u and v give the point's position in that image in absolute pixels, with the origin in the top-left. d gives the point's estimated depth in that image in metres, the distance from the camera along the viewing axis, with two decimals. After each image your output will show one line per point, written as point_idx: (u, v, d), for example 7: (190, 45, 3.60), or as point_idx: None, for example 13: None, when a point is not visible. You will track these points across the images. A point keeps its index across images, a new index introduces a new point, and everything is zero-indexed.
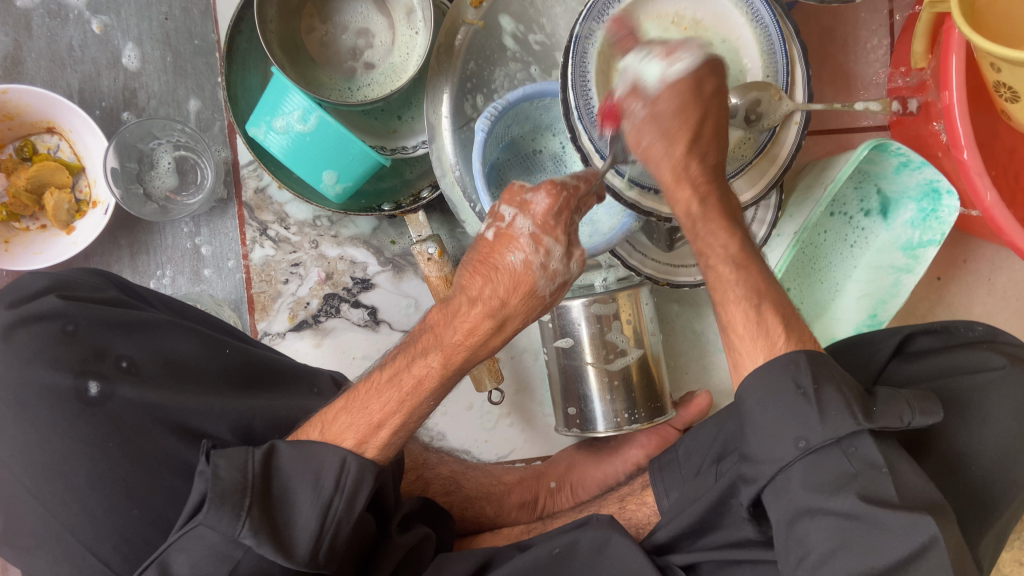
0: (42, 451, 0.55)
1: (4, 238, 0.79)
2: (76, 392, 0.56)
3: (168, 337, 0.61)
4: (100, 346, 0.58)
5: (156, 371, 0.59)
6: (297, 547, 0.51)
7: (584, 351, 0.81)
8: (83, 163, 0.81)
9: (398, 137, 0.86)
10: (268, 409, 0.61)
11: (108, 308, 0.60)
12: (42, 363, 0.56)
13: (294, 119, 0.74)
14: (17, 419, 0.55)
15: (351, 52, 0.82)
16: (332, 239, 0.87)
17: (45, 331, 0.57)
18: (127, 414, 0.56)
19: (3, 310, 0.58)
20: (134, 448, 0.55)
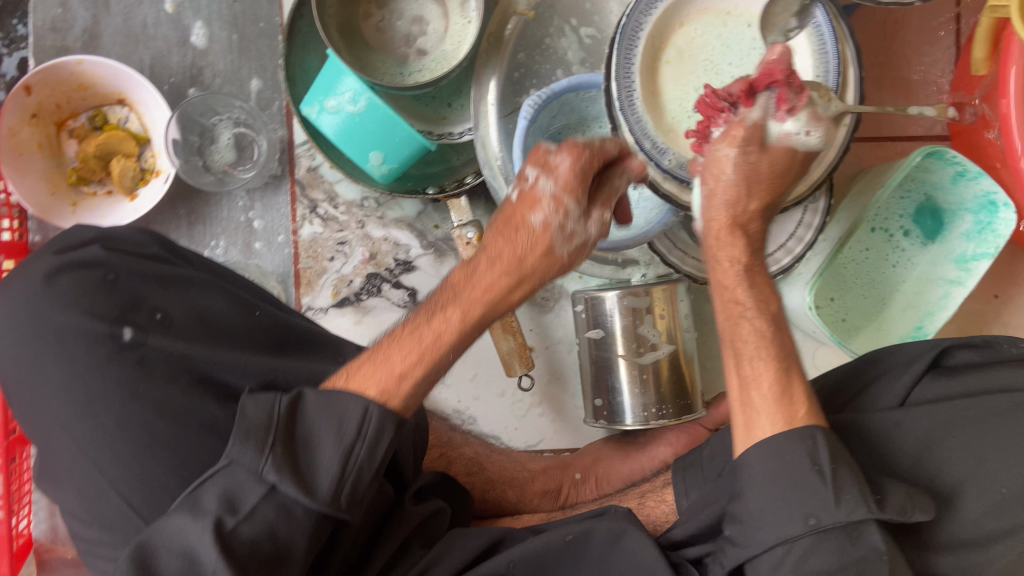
0: (77, 390, 0.58)
1: (72, 200, 0.84)
2: (111, 336, 0.59)
3: (200, 294, 0.64)
4: (138, 297, 0.62)
5: (188, 326, 0.62)
6: (318, 488, 0.50)
7: (614, 343, 0.82)
8: (149, 134, 0.86)
9: (447, 124, 0.87)
10: (290, 370, 0.63)
11: (147, 263, 0.64)
12: (82, 307, 0.60)
13: (346, 100, 0.77)
14: (54, 357, 0.59)
15: (405, 38, 0.85)
16: (379, 220, 0.89)
17: (87, 277, 0.61)
18: (161, 360, 0.59)
19: (50, 256, 0.62)
20: (158, 397, 0.58)
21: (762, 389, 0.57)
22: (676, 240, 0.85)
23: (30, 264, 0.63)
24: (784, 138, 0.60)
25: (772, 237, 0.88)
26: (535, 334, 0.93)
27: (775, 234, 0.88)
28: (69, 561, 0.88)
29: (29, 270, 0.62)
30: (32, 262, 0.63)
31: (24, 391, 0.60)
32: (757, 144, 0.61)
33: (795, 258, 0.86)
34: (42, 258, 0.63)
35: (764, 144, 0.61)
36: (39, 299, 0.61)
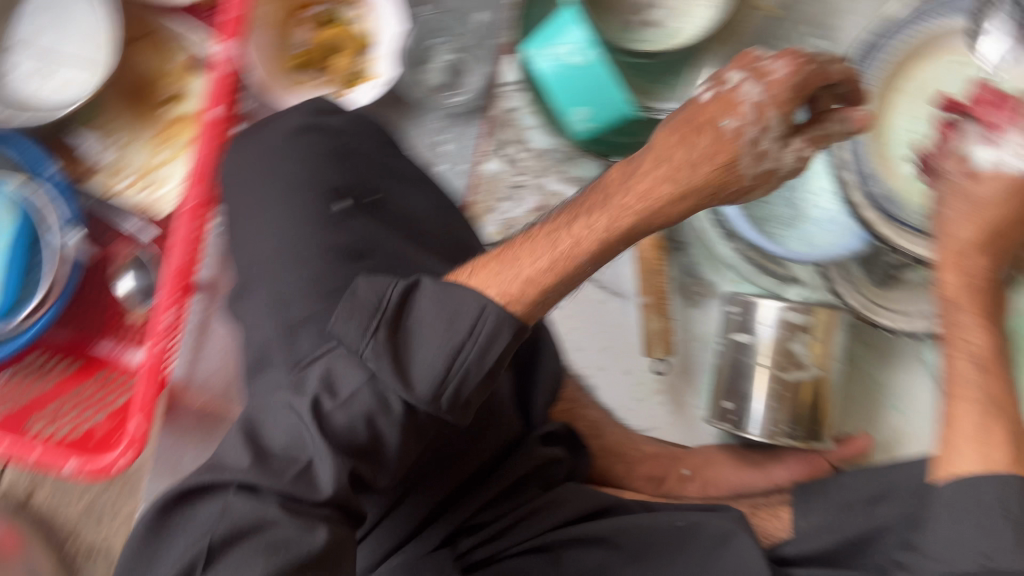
0: (282, 236, 0.62)
1: (290, 82, 0.89)
2: (328, 200, 0.63)
3: (411, 193, 0.67)
4: (363, 176, 0.65)
5: (391, 216, 0.65)
6: (417, 382, 0.49)
7: (760, 351, 0.82)
8: (372, 40, 0.89)
9: (652, 99, 0.87)
10: None
11: (376, 150, 0.68)
12: (313, 164, 0.64)
13: (565, 50, 0.82)
14: (273, 200, 0.63)
15: (635, 7, 0.85)
16: (559, 174, 0.91)
17: (327, 141, 0.66)
18: (364, 240, 0.62)
19: (301, 115, 0.67)
20: (346, 270, 0.60)
21: (962, 431, 0.60)
22: (846, 272, 0.84)
23: (282, 116, 0.69)
24: (1000, 164, 0.65)
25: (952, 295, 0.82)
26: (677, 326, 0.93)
27: None
28: (194, 411, 0.94)
29: (282, 118, 0.68)
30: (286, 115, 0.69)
31: (241, 229, 0.65)
32: (972, 172, 0.66)
33: None
34: (292, 115, 0.68)
35: (978, 173, 0.66)
36: (279, 151, 0.65)
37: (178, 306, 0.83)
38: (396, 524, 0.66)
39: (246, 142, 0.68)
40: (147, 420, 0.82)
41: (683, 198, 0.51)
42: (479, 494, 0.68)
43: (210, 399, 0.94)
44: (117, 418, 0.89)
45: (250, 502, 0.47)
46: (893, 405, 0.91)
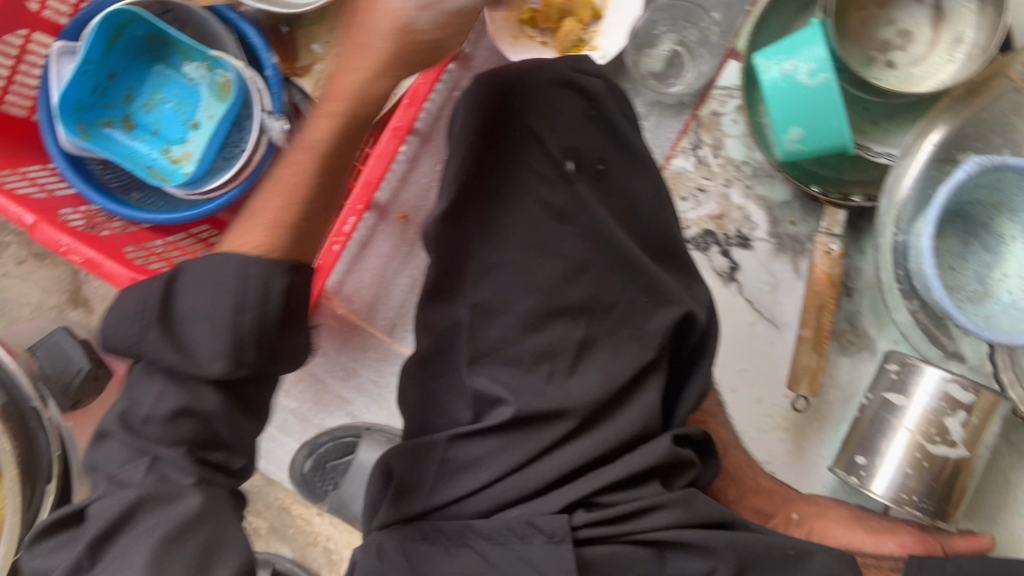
0: (506, 180, 0.65)
1: (514, 34, 0.91)
2: (557, 162, 0.65)
3: (638, 175, 0.66)
4: (596, 143, 0.66)
5: (613, 192, 0.66)
6: (207, 366, 0.52)
7: (908, 416, 0.80)
8: (605, 13, 0.90)
9: (868, 138, 0.87)
10: (658, 282, 0.63)
11: (622, 122, 0.67)
12: (558, 120, 0.66)
13: (804, 71, 0.79)
14: (508, 143, 0.65)
15: (883, 44, 0.85)
16: (744, 188, 0.91)
17: (576, 101, 0.66)
18: (574, 204, 0.64)
19: (564, 65, 0.66)
20: (550, 232, 0.64)
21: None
22: None
23: (539, 63, 0.68)
24: None
25: None
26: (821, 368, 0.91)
27: None
28: (337, 316, 0.97)
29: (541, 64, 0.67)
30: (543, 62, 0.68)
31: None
32: None
33: None
34: (554, 63, 0.67)
35: None
36: (532, 92, 0.66)
37: (360, 215, 0.85)
38: (513, 482, 0.58)
39: (498, 79, 0.69)
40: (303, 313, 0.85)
41: (338, 120, 0.61)
42: (601, 471, 0.59)
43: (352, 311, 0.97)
44: None
45: (172, 403, 0.52)
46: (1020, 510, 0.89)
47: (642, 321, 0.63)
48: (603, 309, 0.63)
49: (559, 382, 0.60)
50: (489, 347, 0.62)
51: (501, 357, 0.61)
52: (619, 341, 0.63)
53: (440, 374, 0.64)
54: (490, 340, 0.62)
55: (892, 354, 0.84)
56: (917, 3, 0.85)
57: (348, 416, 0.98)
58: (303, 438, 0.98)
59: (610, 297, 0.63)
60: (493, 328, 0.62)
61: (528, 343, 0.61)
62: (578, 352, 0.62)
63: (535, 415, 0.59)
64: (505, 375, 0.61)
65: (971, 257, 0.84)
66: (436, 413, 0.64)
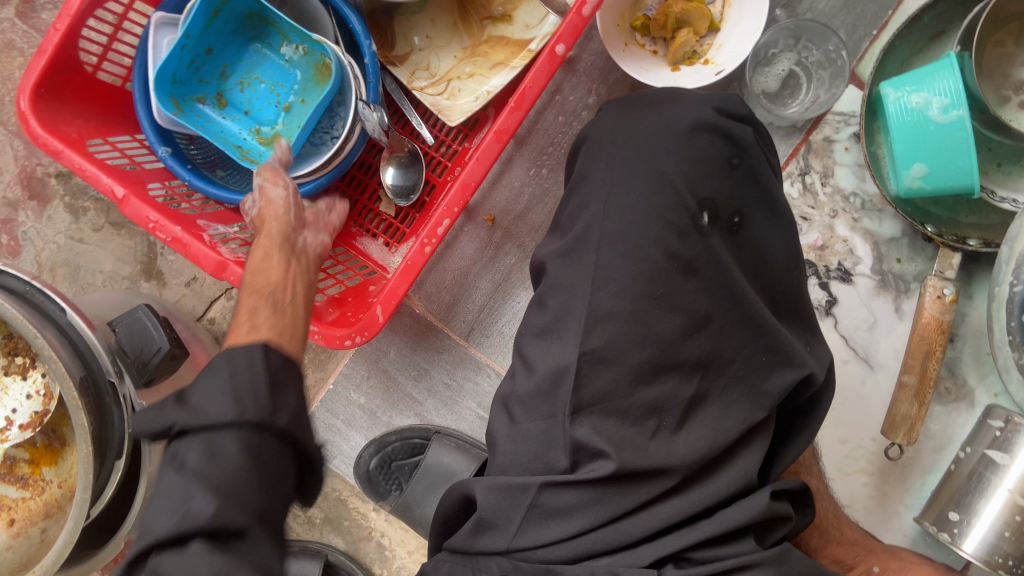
0: (631, 225, 0.61)
1: (626, 41, 0.88)
2: (693, 214, 0.62)
3: (771, 229, 0.65)
4: (734, 194, 0.63)
5: (746, 246, 0.64)
6: (228, 417, 0.47)
7: (1011, 477, 0.76)
8: (722, 26, 0.86)
9: (988, 180, 0.83)
10: (781, 339, 0.63)
11: (763, 174, 0.65)
12: (698, 173, 0.62)
13: (934, 104, 0.75)
14: (639, 189, 0.62)
15: (1019, 84, 0.79)
16: (851, 220, 0.88)
17: (721, 150, 0.63)
18: (704, 256, 0.61)
19: (707, 108, 0.64)
20: (676, 287, 0.61)
21: None
22: None
23: (684, 103, 0.65)
24: None
25: None
26: None
27: None
28: (414, 315, 0.96)
29: (687, 107, 0.65)
30: (688, 102, 0.65)
31: (590, 194, 0.65)
32: None
33: None
34: (697, 104, 0.65)
35: None
36: (673, 138, 0.63)
37: (454, 217, 0.83)
38: (604, 534, 0.59)
39: (633, 112, 0.67)
40: (388, 314, 0.84)
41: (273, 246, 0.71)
42: (695, 526, 0.60)
43: (431, 310, 0.96)
44: (350, 298, 0.91)
45: (201, 456, 0.46)
46: None
47: (756, 379, 0.64)
48: (717, 364, 0.63)
49: (666, 437, 0.61)
50: (595, 397, 0.60)
51: (608, 407, 0.60)
52: (728, 400, 0.63)
53: (537, 418, 0.62)
54: (596, 390, 0.60)
55: (997, 410, 0.81)
56: None
57: (416, 417, 0.96)
58: (369, 435, 0.96)
59: (728, 352, 0.63)
60: (601, 380, 0.60)
61: (638, 397, 0.60)
62: (688, 407, 0.61)
63: (637, 471, 0.58)
64: (611, 426, 0.60)
65: None
66: (531, 458, 0.62)
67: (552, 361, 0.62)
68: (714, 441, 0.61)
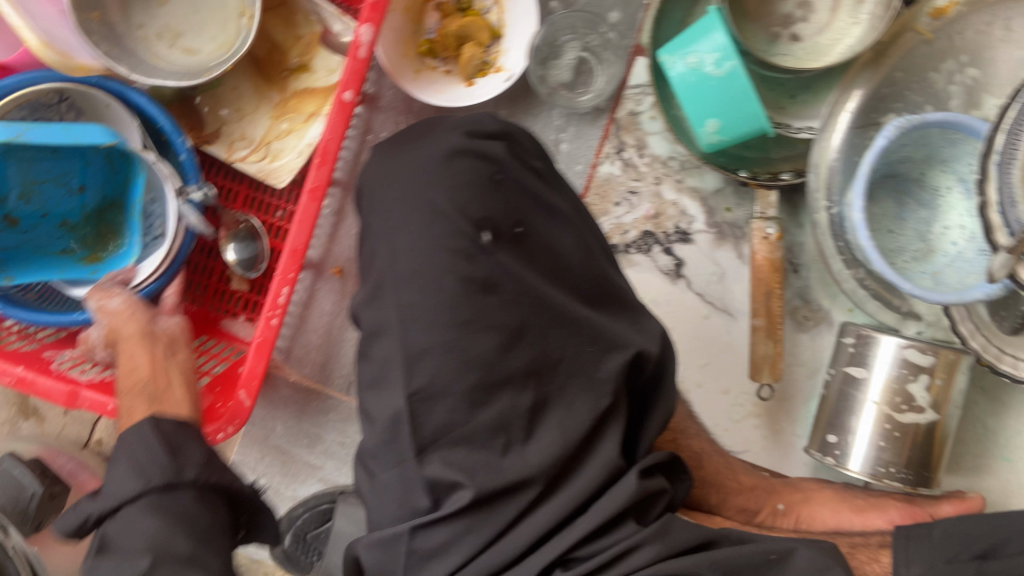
0: (419, 260, 0.61)
1: (416, 68, 0.88)
2: (473, 234, 0.62)
3: (557, 228, 0.66)
4: (511, 206, 0.64)
5: (537, 252, 0.64)
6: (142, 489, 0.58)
7: (873, 388, 0.79)
8: (503, 32, 0.88)
9: (786, 115, 0.86)
10: (598, 328, 0.64)
11: (530, 182, 0.66)
12: (466, 195, 0.63)
13: (709, 61, 0.78)
14: (417, 224, 0.62)
15: (784, 18, 0.82)
16: (675, 183, 0.90)
17: (481, 168, 0.64)
18: (498, 272, 0.61)
19: (459, 134, 0.65)
20: (481, 306, 0.60)
21: None
22: (974, 315, 0.82)
23: (434, 134, 0.67)
24: None
25: None
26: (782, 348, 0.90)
27: None
28: (290, 383, 0.96)
29: (436, 138, 0.66)
30: (436, 132, 0.67)
31: (377, 240, 0.65)
32: None
33: None
34: (450, 133, 0.66)
35: None
36: (430, 169, 0.64)
37: (293, 283, 0.82)
38: (488, 557, 0.59)
39: (397, 155, 0.67)
40: (253, 396, 0.83)
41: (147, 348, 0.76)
42: (573, 525, 0.61)
43: (306, 374, 0.95)
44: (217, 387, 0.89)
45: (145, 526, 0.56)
46: (1001, 454, 0.89)
47: (591, 371, 0.63)
48: (547, 369, 0.62)
49: (517, 453, 0.60)
50: (435, 433, 0.59)
51: (452, 439, 0.59)
52: (571, 400, 0.62)
53: (391, 466, 0.61)
54: (434, 425, 0.59)
55: (847, 327, 0.83)
56: None
57: (321, 481, 0.96)
58: (278, 513, 0.96)
59: (555, 355, 0.62)
60: (437, 414, 0.59)
61: (478, 421, 0.59)
62: (531, 418, 0.60)
63: (495, 492, 0.58)
64: (460, 457, 0.59)
65: (909, 216, 0.82)
66: (397, 506, 0.61)
67: (387, 409, 0.61)
68: (566, 442, 0.61)
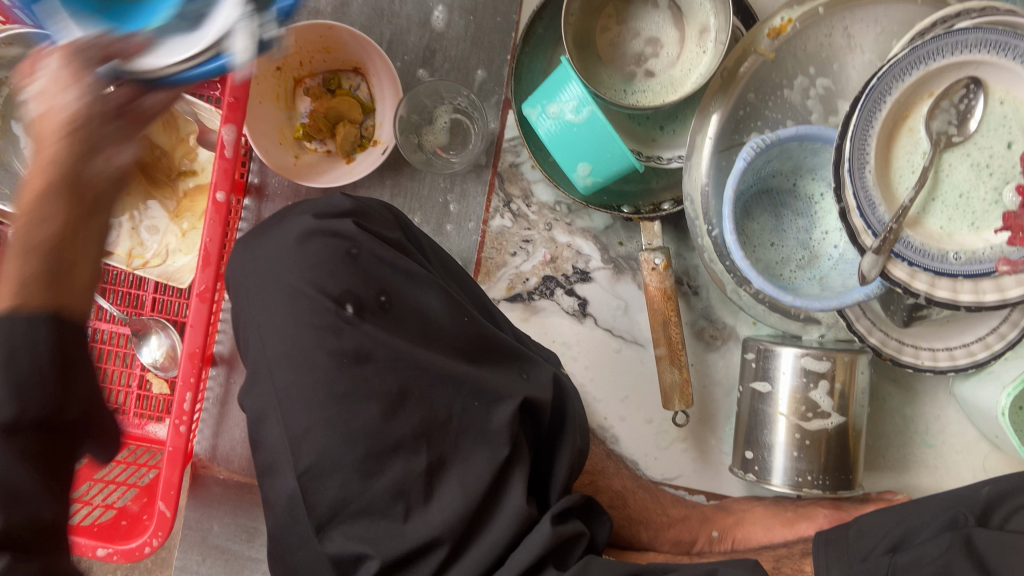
0: (289, 342, 0.60)
1: (296, 154, 0.90)
2: (336, 308, 0.60)
3: (424, 288, 0.64)
4: (372, 277, 0.62)
5: (406, 317, 0.63)
6: None
7: (780, 402, 0.80)
8: (375, 106, 0.91)
9: (656, 147, 0.88)
10: (480, 380, 0.62)
11: (390, 251, 0.64)
12: (322, 273, 0.61)
13: (569, 108, 0.79)
14: (280, 308, 0.61)
15: (636, 57, 0.85)
16: (566, 226, 0.92)
17: (334, 246, 0.62)
18: (367, 341, 0.59)
19: (311, 216, 0.64)
20: (358, 377, 0.59)
21: None
22: (867, 311, 0.82)
23: (286, 221, 0.65)
24: None
25: (955, 333, 0.82)
26: (695, 371, 0.92)
27: (972, 324, 0.81)
28: (221, 481, 0.96)
29: (287, 226, 0.65)
30: (289, 220, 0.65)
31: (248, 327, 0.63)
32: None
33: (992, 355, 0.80)
34: (303, 217, 0.64)
35: None
36: (285, 256, 0.63)
37: (196, 387, 0.83)
38: None
39: (257, 244, 0.66)
40: (174, 505, 0.83)
41: None
42: None
43: (234, 470, 0.95)
44: (144, 498, 0.91)
45: None
46: (924, 441, 0.91)
47: (482, 424, 0.62)
48: (437, 429, 0.61)
49: (419, 516, 0.59)
50: (333, 510, 0.58)
51: (351, 513, 0.58)
52: (469, 458, 0.61)
53: (298, 549, 0.60)
54: (329, 501, 0.58)
55: (748, 343, 0.85)
56: (655, 8, 0.84)
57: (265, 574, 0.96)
58: None
59: (441, 413, 0.61)
60: (330, 489, 0.58)
61: (374, 490, 0.58)
62: (428, 479, 0.60)
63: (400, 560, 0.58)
64: (361, 529, 0.58)
65: (789, 227, 0.85)
66: None
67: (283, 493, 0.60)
68: (467, 501, 0.60)
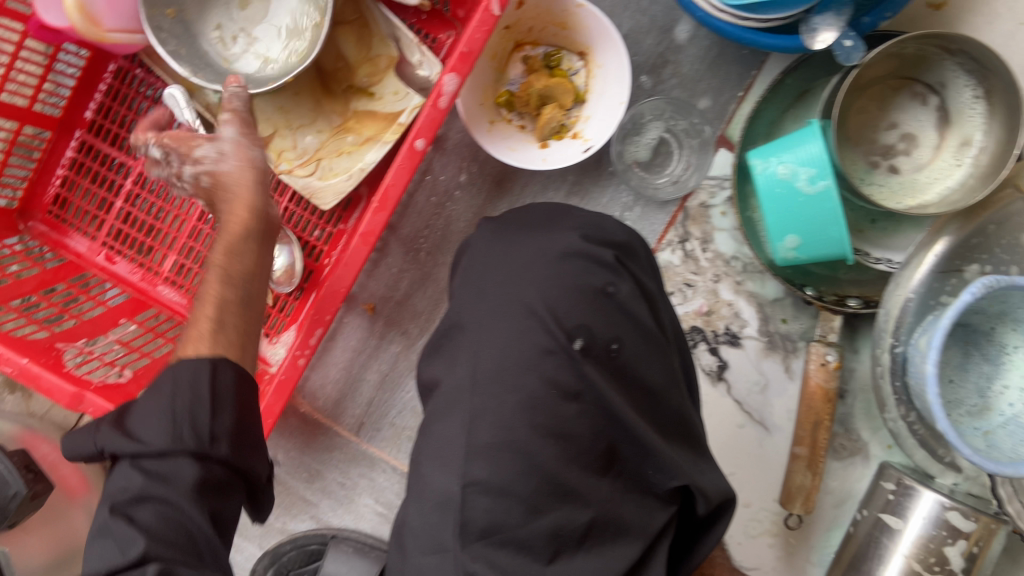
0: (511, 350, 0.56)
1: (491, 119, 0.84)
2: (568, 339, 0.57)
3: (652, 352, 0.61)
4: (611, 322, 0.58)
5: (626, 374, 0.59)
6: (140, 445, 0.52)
7: (905, 543, 0.76)
8: (588, 97, 0.85)
9: (864, 240, 0.83)
10: (664, 460, 0.58)
11: (639, 307, 0.61)
12: (569, 295, 0.58)
13: (802, 176, 0.74)
14: (511, 315, 0.58)
15: (885, 148, 0.81)
16: (734, 283, 0.87)
17: (592, 276, 0.60)
18: (583, 384, 0.56)
19: (577, 235, 0.61)
20: (561, 413, 0.55)
21: None
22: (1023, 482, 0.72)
23: (552, 228, 0.63)
24: None
25: None
26: None
27: None
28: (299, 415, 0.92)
29: (554, 235, 0.62)
30: (553, 227, 0.63)
31: (467, 315, 0.60)
32: None
33: None
34: (565, 231, 0.63)
35: None
36: (541, 262, 0.60)
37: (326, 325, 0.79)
38: None
39: (511, 237, 0.63)
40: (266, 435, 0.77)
41: None
42: None
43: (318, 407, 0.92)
44: None
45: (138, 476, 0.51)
46: None
47: (648, 484, 0.60)
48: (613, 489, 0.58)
49: (564, 564, 0.54)
50: (483, 531, 0.53)
51: (496, 539, 0.53)
52: (629, 522, 0.57)
53: (428, 552, 0.54)
54: (482, 521, 0.53)
55: (887, 471, 0.81)
56: (921, 104, 0.80)
57: (313, 519, 0.93)
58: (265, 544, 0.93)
59: (619, 458, 0.58)
60: (486, 509, 0.53)
61: (534, 526, 0.53)
62: (585, 533, 0.55)
63: None
64: (505, 558, 0.52)
65: (971, 369, 0.80)
66: None
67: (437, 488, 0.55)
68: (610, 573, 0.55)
